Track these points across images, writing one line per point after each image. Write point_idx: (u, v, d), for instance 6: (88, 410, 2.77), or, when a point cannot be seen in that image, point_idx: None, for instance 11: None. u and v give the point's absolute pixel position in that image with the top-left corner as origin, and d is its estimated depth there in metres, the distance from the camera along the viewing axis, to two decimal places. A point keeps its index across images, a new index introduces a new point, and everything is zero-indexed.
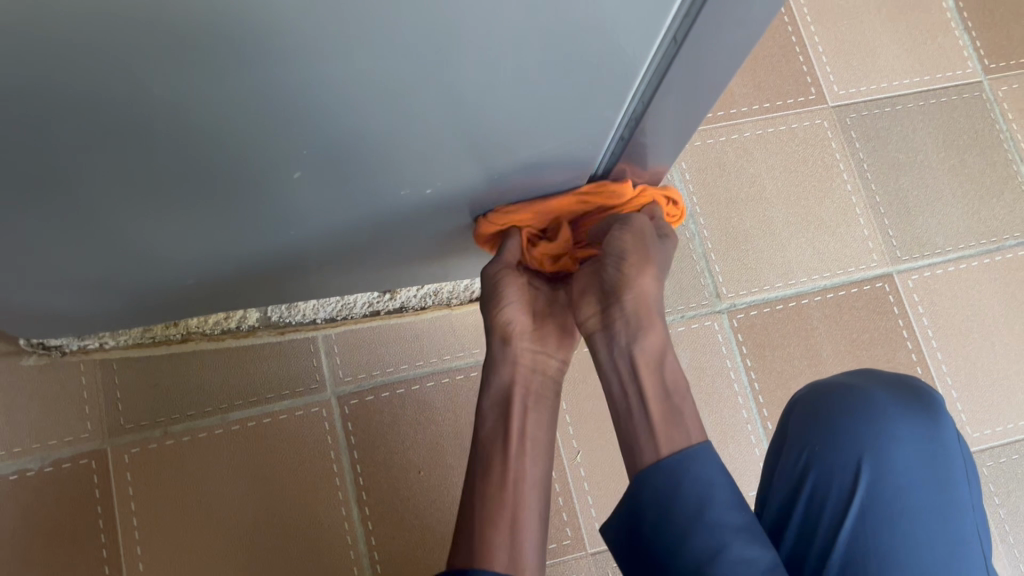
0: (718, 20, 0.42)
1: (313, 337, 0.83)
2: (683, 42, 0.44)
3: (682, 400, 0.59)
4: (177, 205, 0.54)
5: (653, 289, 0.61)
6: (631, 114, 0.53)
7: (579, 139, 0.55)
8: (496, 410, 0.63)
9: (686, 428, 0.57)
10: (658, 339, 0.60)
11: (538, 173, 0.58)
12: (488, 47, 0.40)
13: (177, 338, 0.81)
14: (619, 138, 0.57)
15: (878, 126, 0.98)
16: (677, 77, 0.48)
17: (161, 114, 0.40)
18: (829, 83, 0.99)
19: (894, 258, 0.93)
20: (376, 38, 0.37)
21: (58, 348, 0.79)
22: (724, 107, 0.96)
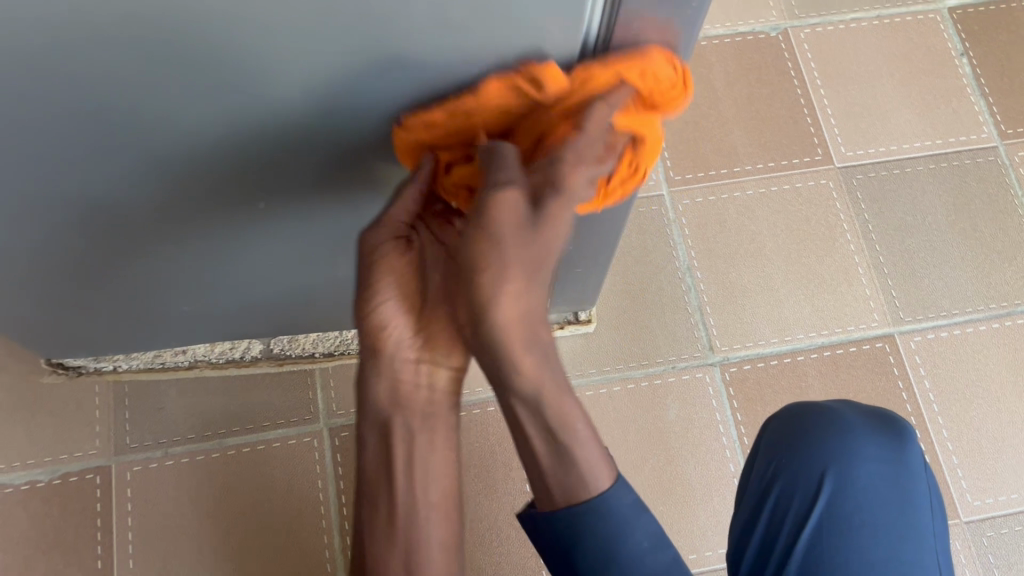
0: None
1: (311, 370, 0.87)
2: None
3: (578, 415, 0.43)
4: (151, 228, 0.58)
5: (537, 269, 0.40)
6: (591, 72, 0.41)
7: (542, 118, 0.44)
8: (377, 436, 0.51)
9: (581, 463, 0.43)
10: (547, 333, 0.42)
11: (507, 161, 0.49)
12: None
13: (184, 365, 0.86)
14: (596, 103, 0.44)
15: (886, 188, 0.98)
16: None
17: (86, 150, 0.44)
18: (836, 144, 1.00)
19: (897, 319, 0.92)
20: (273, 86, 0.40)
21: (75, 369, 0.85)
22: (727, 165, 0.98)
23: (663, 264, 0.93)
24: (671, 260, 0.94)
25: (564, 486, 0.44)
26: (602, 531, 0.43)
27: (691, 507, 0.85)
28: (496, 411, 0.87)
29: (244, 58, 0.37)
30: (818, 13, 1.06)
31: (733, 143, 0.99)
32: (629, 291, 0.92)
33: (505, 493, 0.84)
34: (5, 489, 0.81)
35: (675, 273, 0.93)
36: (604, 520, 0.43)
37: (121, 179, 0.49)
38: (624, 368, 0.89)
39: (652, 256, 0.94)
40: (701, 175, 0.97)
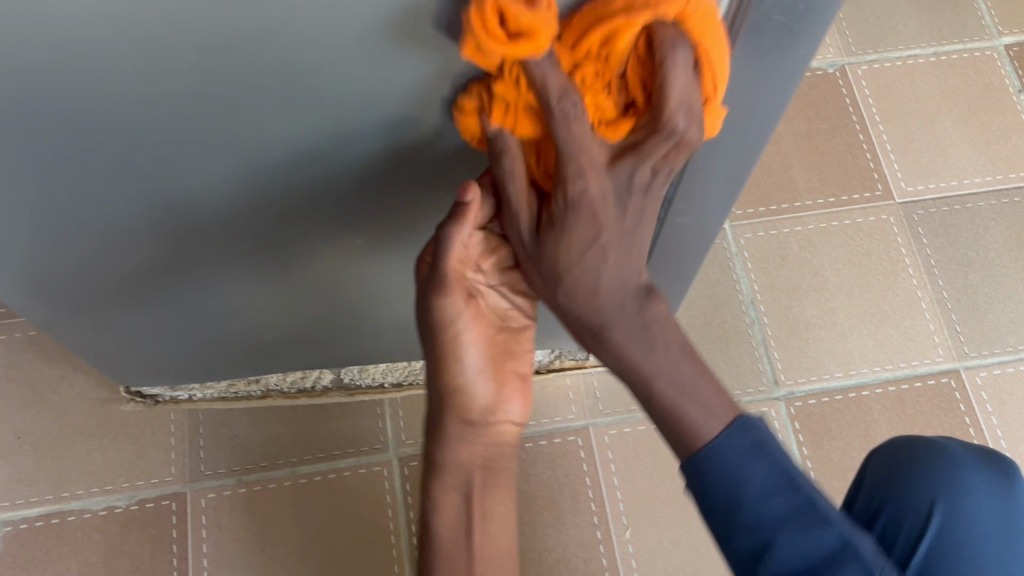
0: (755, 52, 0.45)
1: (380, 401, 0.89)
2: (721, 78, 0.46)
3: (680, 376, 0.42)
4: (251, 258, 0.60)
5: (590, 261, 0.41)
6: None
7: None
8: (454, 495, 0.51)
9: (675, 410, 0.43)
10: (634, 297, 0.42)
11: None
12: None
13: (257, 395, 0.88)
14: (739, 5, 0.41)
15: (947, 222, 0.98)
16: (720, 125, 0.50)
17: (209, 176, 0.47)
18: (896, 180, 1.00)
19: (962, 354, 0.92)
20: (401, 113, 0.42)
21: (153, 397, 0.87)
22: (788, 200, 0.99)
23: (726, 297, 0.94)
24: (734, 293, 0.94)
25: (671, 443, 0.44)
26: (717, 475, 0.42)
27: None
28: (562, 442, 0.88)
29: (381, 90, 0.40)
30: (875, 50, 1.07)
31: (794, 178, 1.00)
32: (693, 324, 0.93)
33: (573, 524, 0.85)
34: (84, 515, 0.83)
35: (738, 306, 0.94)
36: (718, 467, 0.42)
37: (237, 205, 0.51)
38: None
39: (715, 290, 0.95)
40: (763, 210, 0.98)
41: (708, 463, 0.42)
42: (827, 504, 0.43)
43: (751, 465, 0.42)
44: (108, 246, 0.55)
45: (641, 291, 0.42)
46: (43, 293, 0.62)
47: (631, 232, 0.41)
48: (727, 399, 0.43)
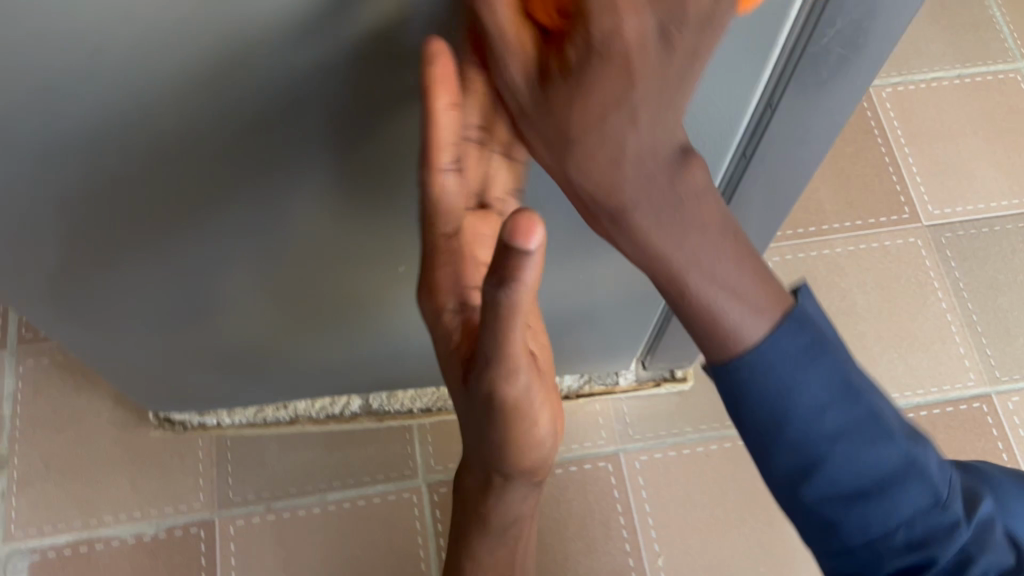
0: (814, 78, 0.44)
1: (409, 426, 0.88)
2: (778, 106, 0.46)
3: (716, 275, 0.38)
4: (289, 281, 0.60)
5: (615, 128, 0.33)
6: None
7: (756, 58, 0.41)
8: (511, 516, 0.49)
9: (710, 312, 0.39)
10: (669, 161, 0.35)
11: (697, 133, 0.46)
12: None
13: (285, 421, 0.88)
14: (803, 47, 0.42)
15: (975, 246, 0.98)
16: (770, 152, 0.50)
17: (260, 179, 0.47)
18: (923, 203, 1.00)
19: (993, 379, 0.91)
20: None
21: (181, 424, 0.87)
22: (815, 223, 0.98)
23: None
24: None
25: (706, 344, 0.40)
26: (767, 384, 0.39)
27: (793, 569, 0.83)
28: (592, 469, 0.87)
29: None
30: (899, 72, 1.07)
31: (820, 201, 1.00)
32: None
33: (605, 552, 0.84)
34: (113, 542, 0.82)
35: None
36: (765, 374, 0.39)
37: (284, 215, 0.51)
38: (721, 426, 0.88)
39: None
40: (790, 233, 0.98)
41: (756, 368, 0.39)
42: (885, 417, 0.41)
43: (804, 374, 0.39)
44: (151, 258, 0.55)
45: (680, 154, 0.35)
46: (77, 307, 0.62)
47: (671, 101, 0.33)
48: (776, 294, 0.39)
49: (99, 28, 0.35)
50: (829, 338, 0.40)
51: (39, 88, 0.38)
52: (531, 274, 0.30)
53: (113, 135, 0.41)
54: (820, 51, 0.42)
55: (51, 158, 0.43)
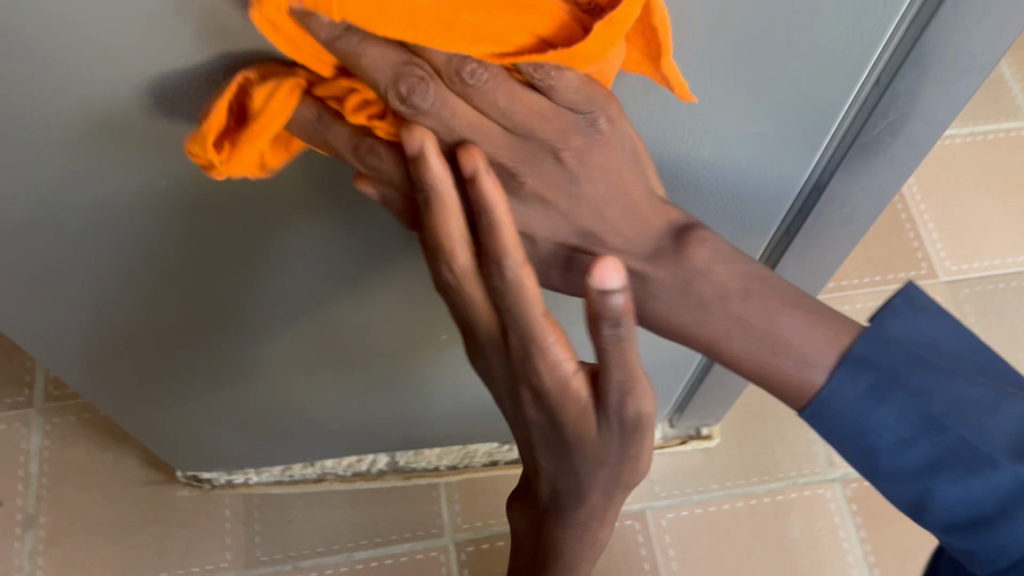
0: (864, 165, 0.45)
1: (436, 484, 0.88)
2: (825, 186, 0.47)
3: (767, 326, 0.36)
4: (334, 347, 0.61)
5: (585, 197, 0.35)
6: (874, 88, 0.40)
7: (806, 143, 0.43)
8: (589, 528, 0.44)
9: (768, 356, 0.36)
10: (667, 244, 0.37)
11: (745, 200, 0.48)
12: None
13: (313, 478, 0.88)
14: (856, 134, 0.43)
15: (992, 300, 0.99)
16: (814, 230, 0.52)
17: (321, 258, 0.48)
18: (941, 259, 1.01)
19: None
20: None
21: (208, 481, 0.87)
22: (835, 278, 1.00)
23: None
24: None
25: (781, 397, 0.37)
26: (842, 430, 0.37)
27: None
28: (619, 526, 0.87)
29: None
30: None
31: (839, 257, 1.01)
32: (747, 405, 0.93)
33: None
34: None
35: None
36: (833, 422, 0.37)
37: (338, 293, 0.52)
38: (746, 483, 0.89)
39: None
40: None
41: (826, 415, 0.37)
42: (987, 439, 0.34)
43: (873, 416, 0.36)
44: (204, 322, 0.56)
45: (673, 214, 0.37)
46: (121, 369, 0.62)
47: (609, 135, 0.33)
48: (843, 327, 0.36)
49: (180, 122, 0.36)
50: (911, 352, 0.36)
51: (124, 165, 0.39)
52: (621, 304, 0.28)
53: (187, 209, 0.42)
54: (873, 139, 0.43)
55: (125, 223, 0.44)
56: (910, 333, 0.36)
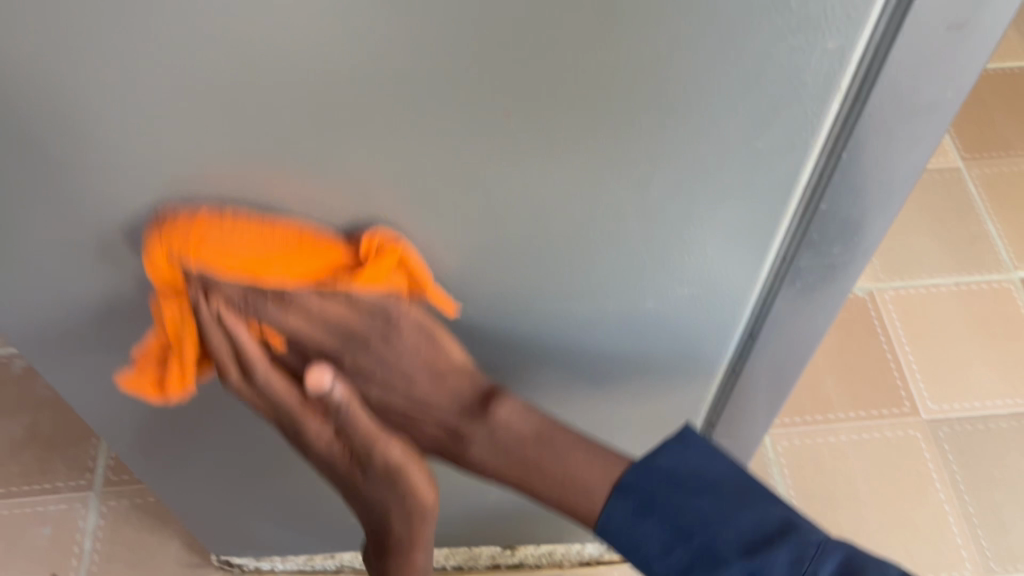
0: (784, 319, 0.56)
1: None
2: (757, 335, 0.58)
3: (563, 457, 0.53)
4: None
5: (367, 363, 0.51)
6: (783, 264, 0.51)
7: (733, 304, 0.54)
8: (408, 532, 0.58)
9: (568, 485, 0.53)
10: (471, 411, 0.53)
11: (697, 341, 0.58)
12: (646, 132, 0.40)
13: (332, 568, 0.97)
14: (773, 294, 0.54)
15: (972, 440, 1.06)
16: (755, 369, 0.62)
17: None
18: (923, 398, 1.10)
19: (989, 568, 0.96)
20: (499, 335, 0.56)
21: (238, 566, 0.96)
22: (821, 411, 1.09)
23: None
24: None
25: (570, 514, 0.54)
26: (621, 545, 0.54)
27: None
28: None
29: (484, 308, 0.53)
30: (900, 277, 1.21)
31: (827, 392, 1.10)
32: None
33: None
34: None
35: None
36: (613, 538, 0.53)
37: None
38: None
39: None
40: (797, 419, 1.08)
41: (608, 533, 0.54)
42: (716, 536, 0.51)
43: (639, 532, 0.53)
44: (246, 427, 0.66)
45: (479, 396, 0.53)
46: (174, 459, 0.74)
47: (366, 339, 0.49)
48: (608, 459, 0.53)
49: None
50: (675, 472, 0.53)
51: None
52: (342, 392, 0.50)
53: None
54: (789, 299, 0.54)
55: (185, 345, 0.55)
56: (679, 461, 0.53)
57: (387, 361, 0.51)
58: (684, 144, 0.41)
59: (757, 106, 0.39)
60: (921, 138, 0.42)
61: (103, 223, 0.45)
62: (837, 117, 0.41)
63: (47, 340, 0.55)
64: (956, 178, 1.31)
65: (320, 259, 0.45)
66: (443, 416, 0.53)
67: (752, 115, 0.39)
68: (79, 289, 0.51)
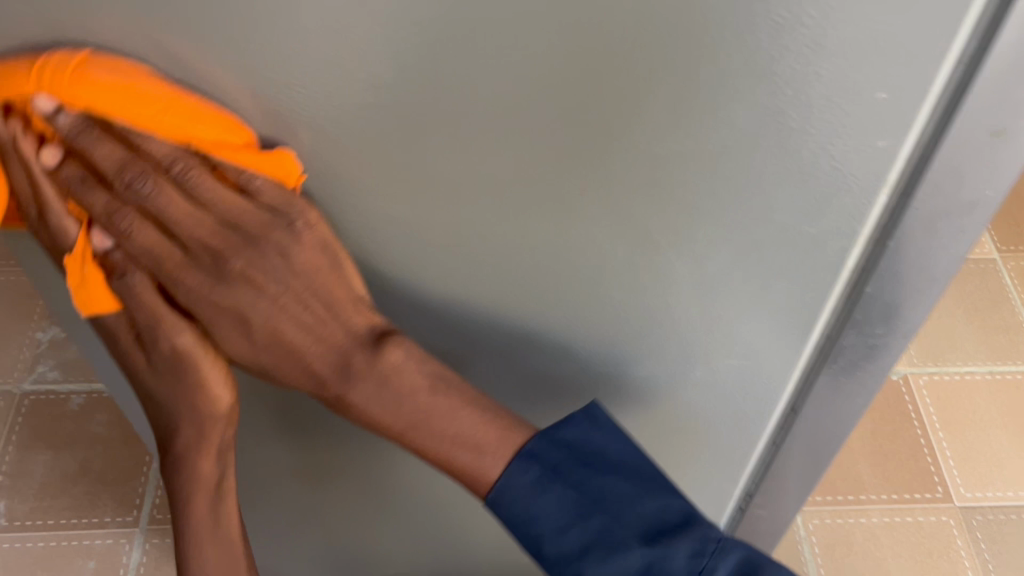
0: (823, 399, 0.59)
1: None
2: (798, 411, 0.61)
3: (443, 418, 0.52)
4: (405, 481, 0.75)
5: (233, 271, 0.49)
6: (827, 345, 0.54)
7: (778, 378, 0.57)
8: (195, 413, 0.57)
9: (456, 444, 0.52)
10: (363, 349, 0.52)
11: (743, 404, 0.60)
12: (708, 202, 0.45)
13: None
14: (817, 372, 0.57)
15: (1004, 530, 1.06)
16: (794, 444, 0.65)
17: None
18: (956, 486, 1.10)
19: None
20: (555, 372, 0.61)
21: None
22: (854, 492, 1.10)
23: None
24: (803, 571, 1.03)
25: (461, 479, 0.53)
26: (515, 515, 0.52)
27: None
28: None
29: (543, 345, 0.59)
30: (935, 362, 1.23)
31: (859, 472, 1.12)
32: None
33: None
34: None
35: None
36: (508, 501, 0.52)
37: None
38: None
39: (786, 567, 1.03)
40: (829, 498, 1.09)
41: (500, 501, 0.52)
42: (623, 521, 0.50)
43: (537, 504, 0.51)
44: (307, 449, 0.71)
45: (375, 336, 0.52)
46: None
47: (240, 242, 0.49)
48: (510, 427, 0.52)
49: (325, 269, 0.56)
50: (577, 454, 0.52)
51: None
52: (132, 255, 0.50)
53: None
54: (831, 378, 0.57)
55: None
56: (583, 443, 0.52)
57: (276, 277, 0.50)
58: (742, 219, 0.46)
59: (812, 187, 0.43)
60: (963, 235, 0.46)
61: None
62: (884, 206, 0.44)
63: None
64: (993, 269, 1.33)
65: (224, 131, 0.46)
66: (331, 345, 0.52)
67: (808, 193, 0.43)
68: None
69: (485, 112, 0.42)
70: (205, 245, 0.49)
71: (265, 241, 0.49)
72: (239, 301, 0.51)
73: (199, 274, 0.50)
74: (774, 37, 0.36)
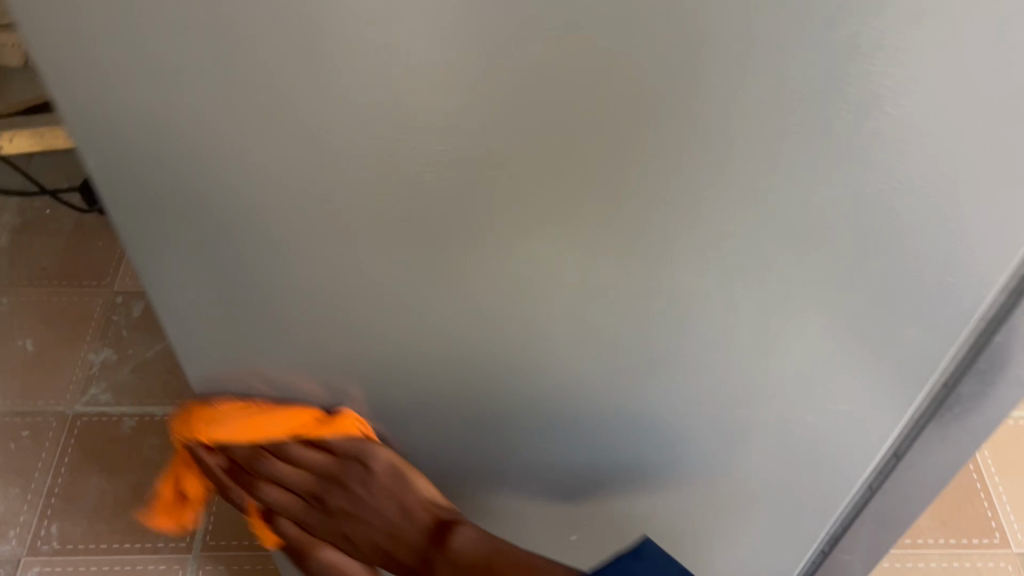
0: (929, 445, 0.59)
1: None
2: (902, 458, 0.61)
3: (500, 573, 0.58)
4: (483, 515, 0.75)
5: (342, 487, 0.62)
6: (944, 390, 0.55)
7: (887, 423, 0.57)
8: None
9: None
10: (432, 540, 0.61)
11: (845, 450, 0.60)
12: (851, 252, 0.44)
13: None
14: (930, 417, 0.57)
15: None
16: (892, 491, 0.64)
17: (508, 429, 0.63)
18: (1014, 531, 1.09)
19: None
20: (651, 418, 0.61)
21: None
22: (910, 535, 1.09)
23: None
24: None
25: None
26: None
27: None
28: None
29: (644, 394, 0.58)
30: None
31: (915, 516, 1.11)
32: None
33: None
34: None
35: None
36: None
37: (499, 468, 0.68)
38: None
39: None
40: None
41: None
42: None
43: None
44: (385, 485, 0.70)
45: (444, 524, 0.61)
46: None
47: (344, 469, 0.61)
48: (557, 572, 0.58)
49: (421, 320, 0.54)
50: None
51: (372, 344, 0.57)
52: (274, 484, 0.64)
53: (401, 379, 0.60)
54: (943, 423, 0.57)
55: (389, 392, 0.61)
56: None
57: (367, 490, 0.62)
58: (884, 270, 0.45)
59: (962, 236, 0.43)
60: None
61: (320, 271, 0.51)
62: None
63: (265, 395, 0.63)
64: None
65: (301, 422, 0.60)
66: (411, 539, 0.62)
67: (959, 241, 0.43)
68: (316, 327, 0.56)
69: (627, 160, 0.41)
70: (318, 477, 0.62)
71: (349, 480, 0.61)
72: (343, 524, 0.64)
73: (317, 492, 0.63)
74: (949, 93, 0.36)
